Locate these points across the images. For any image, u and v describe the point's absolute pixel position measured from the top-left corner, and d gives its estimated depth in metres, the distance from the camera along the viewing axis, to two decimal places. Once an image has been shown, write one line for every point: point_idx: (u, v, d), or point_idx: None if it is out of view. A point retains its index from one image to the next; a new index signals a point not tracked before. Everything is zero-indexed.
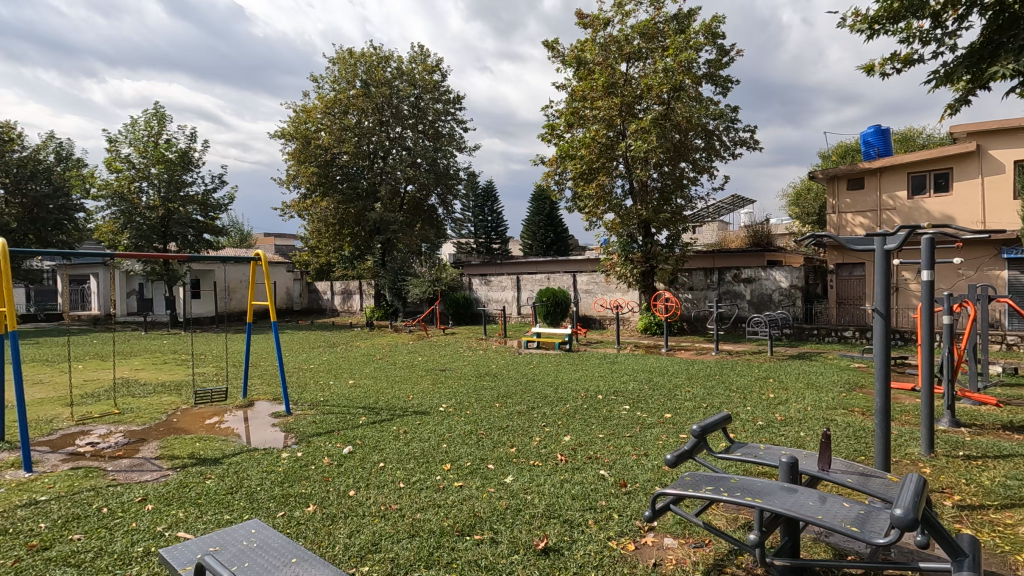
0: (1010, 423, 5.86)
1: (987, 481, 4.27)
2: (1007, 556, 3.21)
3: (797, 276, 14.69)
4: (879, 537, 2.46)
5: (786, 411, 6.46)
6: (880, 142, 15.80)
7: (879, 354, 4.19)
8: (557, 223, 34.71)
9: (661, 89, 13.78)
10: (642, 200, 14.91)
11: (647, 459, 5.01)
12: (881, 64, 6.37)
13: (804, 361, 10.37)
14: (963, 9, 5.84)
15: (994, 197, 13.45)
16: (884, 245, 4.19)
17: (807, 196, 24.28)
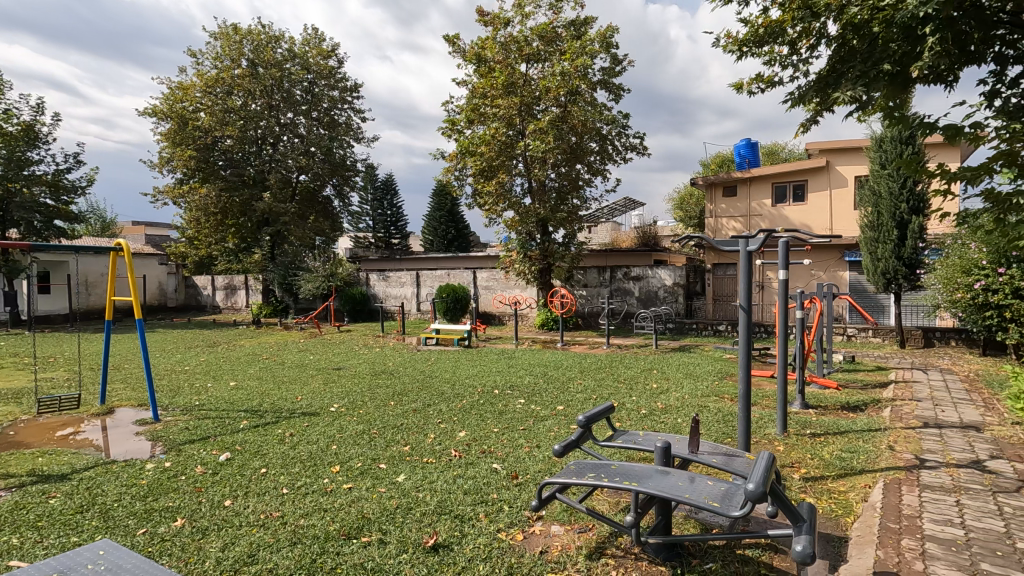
0: (847, 404, 6.77)
1: (827, 454, 4.89)
2: (839, 518, 3.71)
3: (680, 275, 15.88)
4: (735, 511, 2.73)
5: (667, 400, 6.96)
6: (750, 154, 17.48)
7: (742, 346, 4.63)
8: (458, 219, 34.61)
9: (559, 91, 14.22)
10: (541, 199, 15.30)
11: (538, 451, 5.16)
12: (748, 82, 7.06)
13: (684, 353, 11.23)
14: (813, 40, 6.64)
15: (840, 207, 15.41)
16: (747, 247, 4.63)
17: (689, 201, 26.26)
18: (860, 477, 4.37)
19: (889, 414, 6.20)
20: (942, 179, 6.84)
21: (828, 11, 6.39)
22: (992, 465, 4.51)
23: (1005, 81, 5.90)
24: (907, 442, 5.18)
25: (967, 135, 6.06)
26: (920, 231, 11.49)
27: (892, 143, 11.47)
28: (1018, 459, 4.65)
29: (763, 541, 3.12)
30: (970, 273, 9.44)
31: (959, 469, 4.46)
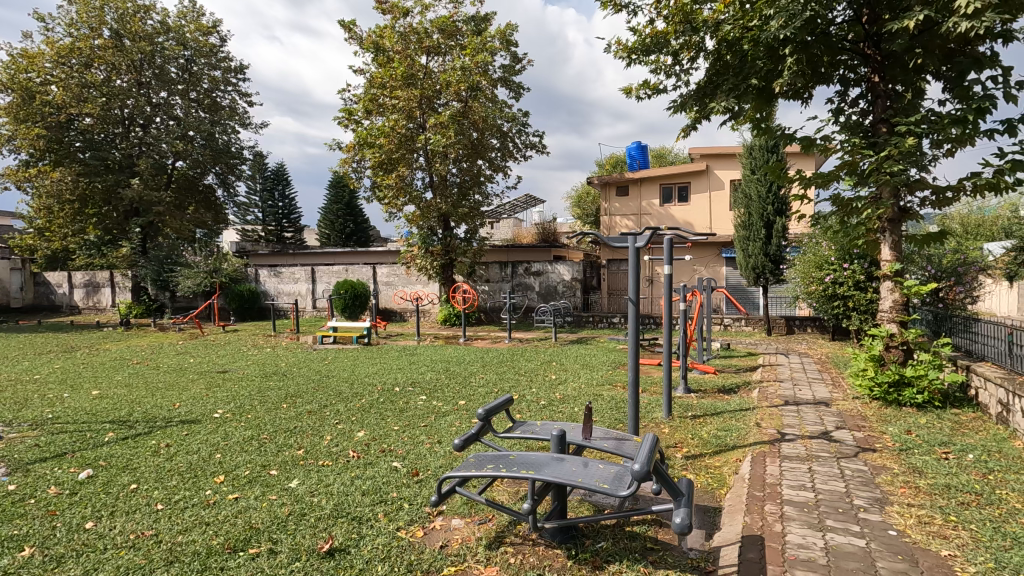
0: (722, 387, 7.45)
1: (705, 434, 5.36)
2: (714, 491, 4.10)
3: (577, 270, 16.55)
4: (622, 490, 2.91)
5: (564, 391, 7.23)
6: (641, 156, 18.55)
7: (632, 337, 4.92)
8: (357, 213, 33.38)
9: (460, 86, 14.16)
10: (442, 194, 15.19)
11: (439, 446, 5.16)
12: (637, 88, 7.51)
13: (582, 345, 11.73)
14: (693, 52, 7.21)
15: (717, 208, 16.85)
16: (636, 243, 4.93)
17: (586, 199, 27.37)
18: (732, 452, 4.83)
19: (757, 394, 6.92)
20: (800, 185, 7.71)
21: (706, 27, 6.94)
22: (837, 435, 5.20)
23: (848, 101, 6.77)
24: (771, 419, 5.81)
25: (818, 146, 6.88)
26: (783, 231, 12.88)
27: (761, 152, 12.72)
28: (857, 428, 5.41)
29: (652, 522, 3.26)
30: (822, 268, 10.75)
31: (812, 440, 5.09)
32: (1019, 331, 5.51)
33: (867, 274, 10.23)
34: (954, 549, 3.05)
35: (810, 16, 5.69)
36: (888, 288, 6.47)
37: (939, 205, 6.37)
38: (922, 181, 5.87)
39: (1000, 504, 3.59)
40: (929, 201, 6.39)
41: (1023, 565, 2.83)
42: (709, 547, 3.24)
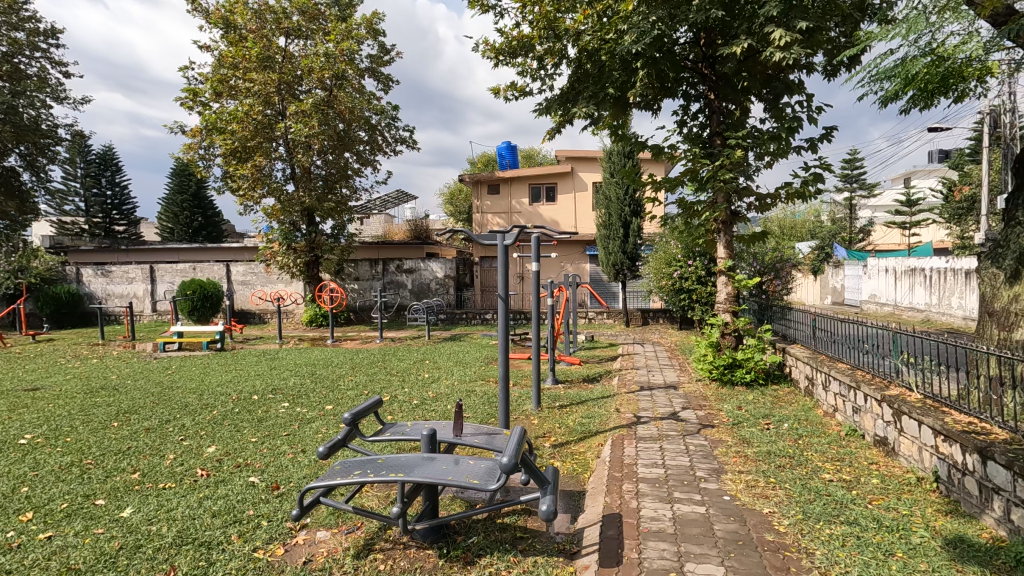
0: (586, 376, 7.92)
1: (571, 422, 5.66)
2: (578, 476, 4.35)
3: (450, 267, 16.63)
4: (491, 484, 2.95)
5: (437, 389, 7.19)
6: (510, 156, 19.00)
7: (502, 332, 5.01)
8: (206, 204, 30.16)
9: (323, 74, 13.39)
10: (305, 186, 14.26)
11: (303, 455, 4.85)
12: (504, 89, 7.69)
13: (455, 343, 11.76)
14: (556, 59, 7.56)
15: (581, 208, 17.86)
16: (504, 241, 5.04)
17: (458, 197, 27.45)
18: (595, 438, 5.16)
19: (617, 382, 7.48)
20: (651, 188, 8.44)
21: (567, 35, 7.30)
22: (684, 415, 5.79)
23: (690, 114, 7.54)
24: (629, 404, 6.31)
25: (666, 154, 7.58)
26: (639, 230, 14.02)
27: (618, 157, 13.68)
28: (699, 407, 6.07)
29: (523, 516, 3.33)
30: (671, 264, 11.88)
31: (663, 421, 5.61)
32: (820, 316, 6.57)
33: (707, 269, 11.54)
34: (772, 506, 3.55)
35: (657, 35, 6.24)
36: (723, 282, 7.34)
37: (762, 210, 7.35)
38: (748, 189, 6.73)
39: (806, 463, 4.27)
40: (754, 206, 7.35)
41: (821, 513, 3.38)
42: (573, 529, 3.43)
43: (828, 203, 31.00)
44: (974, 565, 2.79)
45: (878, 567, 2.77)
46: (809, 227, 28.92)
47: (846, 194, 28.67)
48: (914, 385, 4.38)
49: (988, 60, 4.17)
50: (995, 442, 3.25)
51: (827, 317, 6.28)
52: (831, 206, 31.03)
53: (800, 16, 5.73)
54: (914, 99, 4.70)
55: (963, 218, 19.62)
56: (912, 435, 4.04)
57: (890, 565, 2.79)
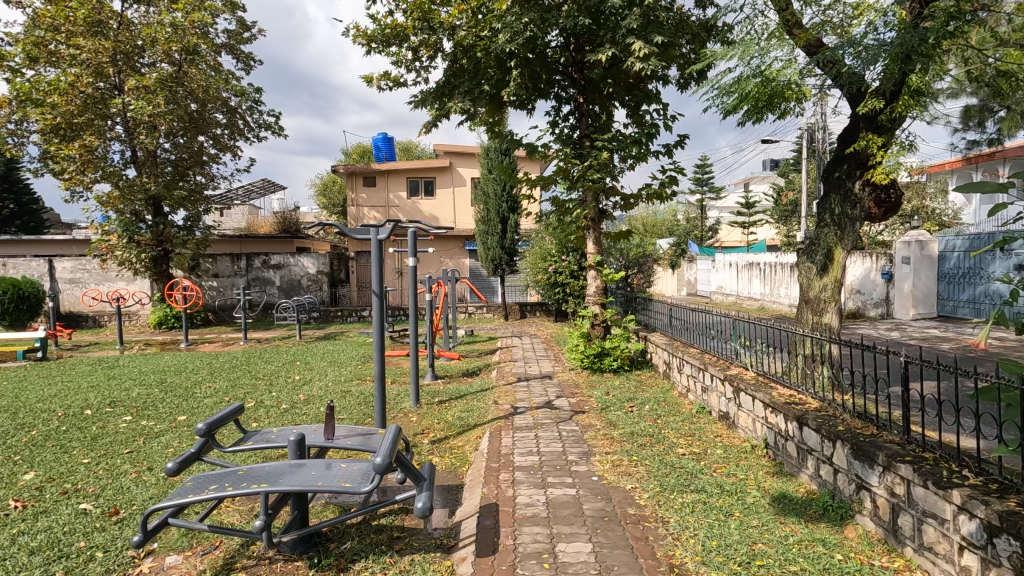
0: (465, 370, 7.99)
1: (450, 416, 5.67)
2: (457, 470, 4.38)
3: (323, 262, 15.83)
4: (364, 486, 2.86)
5: (309, 391, 6.81)
6: (387, 148, 18.42)
7: (377, 329, 4.87)
8: (20, 189, 25.51)
9: (170, 47, 11.94)
10: (150, 171, 12.67)
11: (150, 474, 4.33)
12: (378, 78, 7.46)
13: (329, 342, 11.21)
14: (431, 51, 7.50)
15: (461, 203, 17.90)
16: (378, 235, 4.85)
17: (332, 188, 26.11)
18: (473, 431, 5.23)
19: (495, 375, 7.66)
20: (526, 185, 8.69)
21: (442, 28, 7.25)
22: (557, 403, 6.08)
23: (561, 115, 7.89)
24: (507, 395, 6.49)
25: (540, 153, 7.85)
26: (516, 226, 14.38)
27: (495, 153, 13.86)
28: (572, 395, 6.41)
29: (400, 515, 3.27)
30: (546, 259, 12.36)
31: (538, 410, 5.83)
32: (674, 306, 7.26)
33: (578, 264, 12.16)
34: (634, 482, 3.86)
35: (530, 37, 6.45)
36: (593, 276, 7.78)
37: (626, 209, 7.91)
38: (614, 189, 7.21)
39: (664, 440, 4.69)
40: (619, 205, 7.88)
41: (674, 484, 3.74)
42: (451, 523, 3.45)
43: (684, 204, 34.19)
44: (793, 516, 3.27)
45: (720, 527, 3.13)
46: (668, 225, 31.69)
47: (698, 196, 31.86)
48: (749, 365, 5.01)
49: (803, 84, 4.86)
50: (809, 410, 3.81)
51: (679, 307, 6.97)
52: (686, 207, 34.23)
53: (656, 31, 6.24)
54: (748, 113, 5.35)
55: (788, 219, 22.73)
56: (748, 409, 4.62)
57: (729, 524, 3.17)
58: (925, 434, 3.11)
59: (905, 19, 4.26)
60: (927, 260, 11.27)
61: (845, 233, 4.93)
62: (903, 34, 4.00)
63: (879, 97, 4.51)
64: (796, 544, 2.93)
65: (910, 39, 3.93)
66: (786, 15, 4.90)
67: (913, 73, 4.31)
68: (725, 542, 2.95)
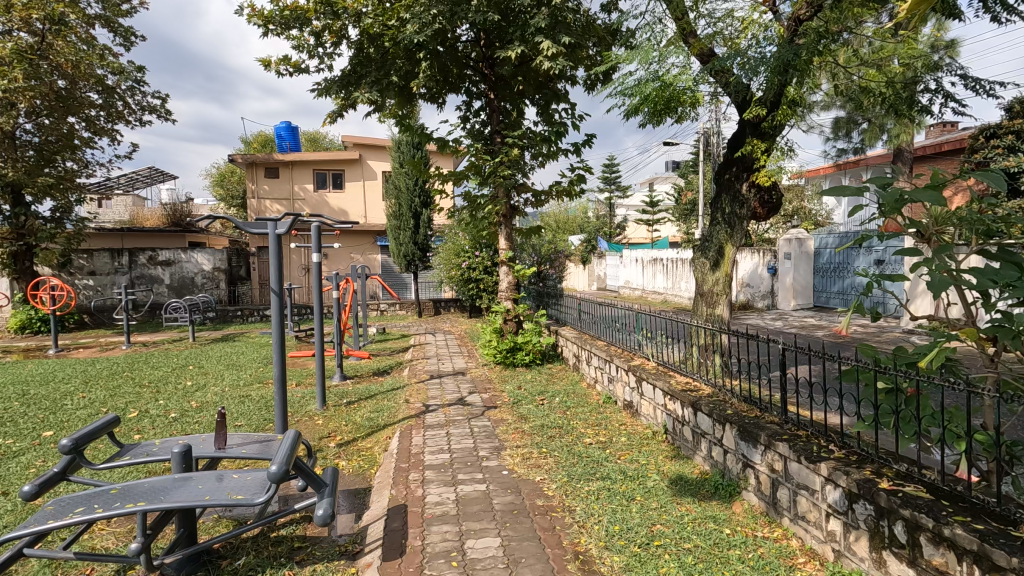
0: (376, 370, 7.76)
1: (359, 418, 5.48)
2: (365, 472, 4.25)
3: (220, 259, 14.75)
4: (258, 497, 2.68)
5: (202, 397, 6.31)
6: (291, 137, 17.44)
7: (277, 330, 4.59)
8: None
9: (30, 14, 10.52)
10: (7, 154, 11.13)
11: (5, 500, 3.80)
12: (277, 62, 7.02)
13: (227, 343, 10.46)
14: (336, 37, 7.17)
15: (371, 198, 17.37)
16: (276, 229, 4.53)
17: (229, 179, 24.35)
18: (383, 431, 5.09)
19: (407, 373, 7.52)
20: (438, 180, 8.58)
21: (347, 14, 6.95)
22: (470, 399, 6.07)
23: (472, 111, 7.87)
24: (419, 393, 6.39)
25: (451, 147, 7.78)
26: (428, 221, 14.19)
27: (407, 147, 13.54)
28: (484, 391, 6.43)
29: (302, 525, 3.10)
30: (460, 255, 12.31)
31: (450, 407, 5.80)
32: (583, 300, 7.49)
33: (492, 260, 12.23)
34: (543, 474, 3.94)
35: (438, 29, 6.35)
36: (505, 272, 7.84)
37: (537, 206, 8.03)
38: (525, 185, 7.30)
39: (572, 431, 4.82)
40: (530, 202, 7.99)
41: (581, 473, 3.85)
42: (357, 528, 3.34)
43: (594, 202, 35.48)
44: (688, 496, 3.48)
45: (623, 512, 3.27)
46: (579, 221, 32.72)
47: (607, 194, 33.18)
48: (651, 356, 5.27)
49: (697, 90, 5.17)
50: (702, 396, 4.08)
51: (587, 301, 7.19)
52: (596, 204, 35.50)
53: (563, 31, 6.37)
54: (649, 116, 5.60)
55: (687, 218, 24.26)
56: (649, 397, 4.86)
57: (631, 508, 3.31)
58: (800, 414, 3.42)
59: (783, 35, 4.66)
60: (805, 256, 12.45)
61: (735, 231, 5.31)
62: (781, 48, 4.37)
63: (761, 105, 4.90)
64: (691, 522, 3.12)
65: (786, 54, 4.31)
66: (682, 24, 5.18)
67: (790, 85, 4.73)
68: (627, 526, 3.08)
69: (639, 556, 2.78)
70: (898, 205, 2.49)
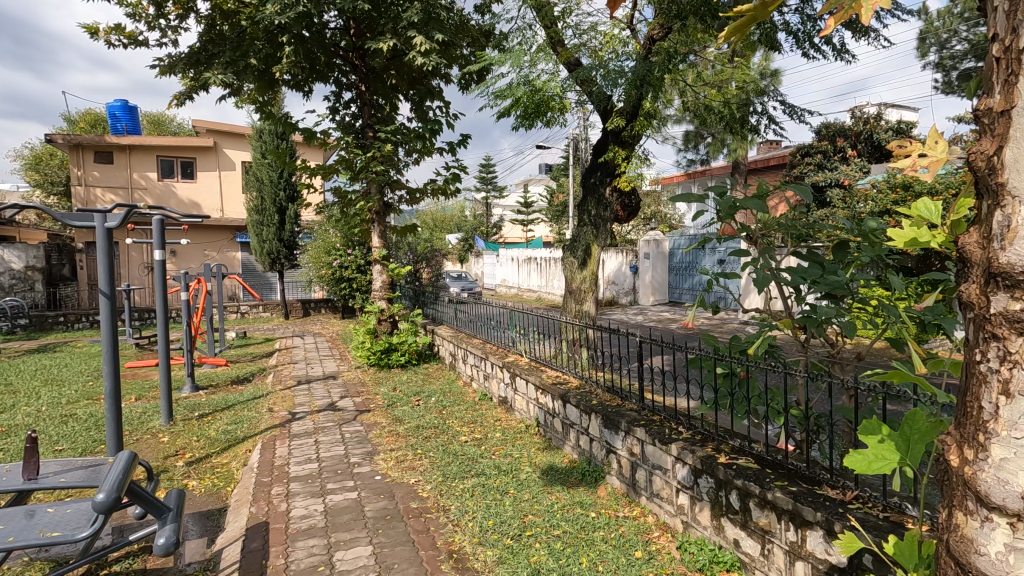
0: (235, 378, 7.11)
1: (213, 432, 4.97)
2: (220, 491, 3.87)
3: (35, 256, 12.56)
4: (81, 531, 2.32)
5: (10, 420, 5.32)
6: (128, 118, 15.33)
7: (107, 338, 3.99)
8: None
9: None
10: None
11: None
12: (107, 31, 6.13)
13: (44, 355, 8.92)
14: (182, 9, 6.43)
15: (229, 190, 15.88)
16: (105, 223, 3.90)
17: (47, 162, 20.80)
18: (241, 445, 4.68)
19: (271, 379, 6.99)
20: (305, 173, 8.08)
21: None
22: (341, 404, 5.80)
23: (341, 102, 7.53)
24: (284, 401, 5.97)
25: (318, 139, 7.36)
26: (295, 217, 13.30)
27: (270, 136, 12.57)
28: (357, 395, 6.18)
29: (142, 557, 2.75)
30: (330, 253, 11.71)
31: (319, 413, 5.49)
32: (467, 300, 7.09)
33: (365, 259, 11.80)
34: (417, 476, 3.88)
35: (302, 13, 5.97)
36: (379, 271, 7.60)
37: (412, 203, 7.89)
38: (399, 182, 7.14)
39: (448, 430, 4.81)
40: (405, 199, 7.83)
41: (456, 472, 3.85)
42: (210, 553, 3.03)
43: (470, 201, 35.76)
44: (558, 485, 3.64)
45: (497, 507, 3.32)
46: (456, 221, 32.76)
47: (483, 194, 33.67)
48: (524, 352, 5.44)
49: (564, 97, 5.42)
50: (570, 389, 4.29)
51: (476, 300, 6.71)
52: (473, 204, 35.84)
53: (437, 28, 6.33)
54: (521, 118, 5.76)
55: (559, 219, 25.41)
56: (522, 392, 5.01)
57: (504, 502, 3.38)
58: (654, 400, 3.73)
59: (639, 52, 5.05)
60: (662, 256, 13.63)
61: (599, 232, 5.66)
62: (637, 64, 4.74)
63: (621, 116, 5.27)
64: (560, 509, 3.26)
65: (642, 70, 4.67)
66: (550, 32, 5.40)
67: (646, 99, 5.14)
68: (500, 520, 3.14)
69: (511, 548, 2.85)
70: (731, 211, 2.81)
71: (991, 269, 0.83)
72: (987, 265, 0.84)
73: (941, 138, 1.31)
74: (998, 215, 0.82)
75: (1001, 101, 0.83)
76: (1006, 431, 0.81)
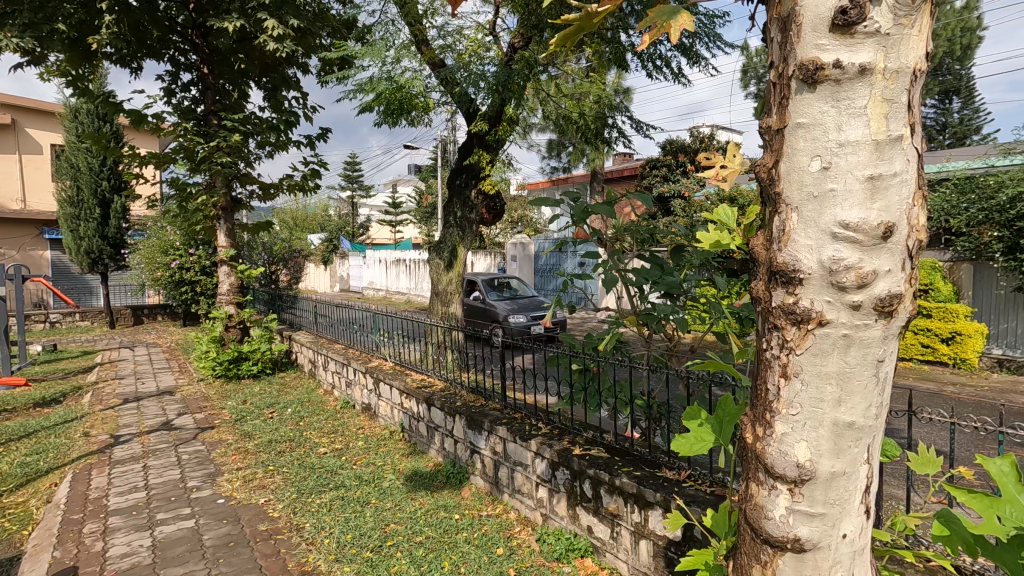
0: (40, 400, 5.97)
1: (5, 466, 4.14)
2: (13, 536, 3.23)
3: None
4: None
5: None
6: None
7: None
8: None
9: None
10: None
11: None
12: None
13: None
14: None
15: (33, 176, 13.43)
16: None
17: None
18: (45, 478, 3.94)
19: (89, 399, 5.97)
20: (133, 161, 7.08)
21: None
22: (178, 422, 5.15)
23: (179, 84, 6.73)
24: (105, 423, 5.16)
25: (149, 124, 6.48)
26: (123, 211, 11.61)
27: (88, 116, 10.86)
28: (198, 410, 5.54)
29: None
30: (167, 253, 10.39)
31: (150, 435, 4.82)
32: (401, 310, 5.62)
33: (210, 260, 10.69)
34: (268, 494, 3.57)
35: None
36: (226, 273, 6.89)
37: (265, 199, 7.29)
38: (249, 176, 6.57)
39: (304, 442, 4.49)
40: (257, 195, 7.21)
41: (312, 486, 3.61)
42: None
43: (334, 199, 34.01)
44: (422, 490, 3.58)
45: (356, 519, 3.17)
46: (319, 220, 30.97)
47: (348, 193, 32.18)
48: (388, 356, 5.28)
49: (428, 97, 5.36)
50: (435, 391, 4.25)
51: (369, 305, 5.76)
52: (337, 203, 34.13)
53: (291, 13, 5.93)
54: (383, 114, 5.60)
55: (428, 220, 25.24)
56: (386, 398, 4.85)
57: (364, 513, 3.24)
58: (516, 398, 3.82)
59: (501, 59, 5.17)
60: (527, 258, 14.18)
61: (465, 233, 5.68)
62: (499, 71, 4.85)
63: (485, 120, 5.34)
64: (423, 515, 3.21)
65: (503, 76, 4.81)
66: (415, 30, 5.31)
67: (508, 105, 5.26)
68: (359, 532, 3.00)
69: (371, 561, 2.73)
70: (582, 215, 2.97)
71: (772, 267, 0.95)
72: (769, 265, 0.96)
73: (739, 152, 1.49)
74: (777, 220, 0.94)
75: (777, 120, 0.95)
76: (786, 409, 0.94)
